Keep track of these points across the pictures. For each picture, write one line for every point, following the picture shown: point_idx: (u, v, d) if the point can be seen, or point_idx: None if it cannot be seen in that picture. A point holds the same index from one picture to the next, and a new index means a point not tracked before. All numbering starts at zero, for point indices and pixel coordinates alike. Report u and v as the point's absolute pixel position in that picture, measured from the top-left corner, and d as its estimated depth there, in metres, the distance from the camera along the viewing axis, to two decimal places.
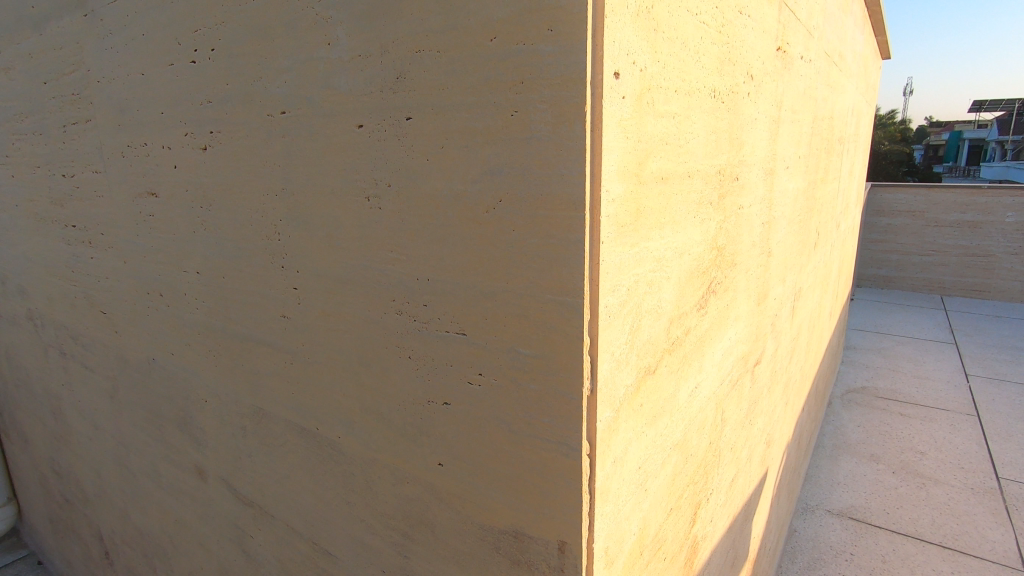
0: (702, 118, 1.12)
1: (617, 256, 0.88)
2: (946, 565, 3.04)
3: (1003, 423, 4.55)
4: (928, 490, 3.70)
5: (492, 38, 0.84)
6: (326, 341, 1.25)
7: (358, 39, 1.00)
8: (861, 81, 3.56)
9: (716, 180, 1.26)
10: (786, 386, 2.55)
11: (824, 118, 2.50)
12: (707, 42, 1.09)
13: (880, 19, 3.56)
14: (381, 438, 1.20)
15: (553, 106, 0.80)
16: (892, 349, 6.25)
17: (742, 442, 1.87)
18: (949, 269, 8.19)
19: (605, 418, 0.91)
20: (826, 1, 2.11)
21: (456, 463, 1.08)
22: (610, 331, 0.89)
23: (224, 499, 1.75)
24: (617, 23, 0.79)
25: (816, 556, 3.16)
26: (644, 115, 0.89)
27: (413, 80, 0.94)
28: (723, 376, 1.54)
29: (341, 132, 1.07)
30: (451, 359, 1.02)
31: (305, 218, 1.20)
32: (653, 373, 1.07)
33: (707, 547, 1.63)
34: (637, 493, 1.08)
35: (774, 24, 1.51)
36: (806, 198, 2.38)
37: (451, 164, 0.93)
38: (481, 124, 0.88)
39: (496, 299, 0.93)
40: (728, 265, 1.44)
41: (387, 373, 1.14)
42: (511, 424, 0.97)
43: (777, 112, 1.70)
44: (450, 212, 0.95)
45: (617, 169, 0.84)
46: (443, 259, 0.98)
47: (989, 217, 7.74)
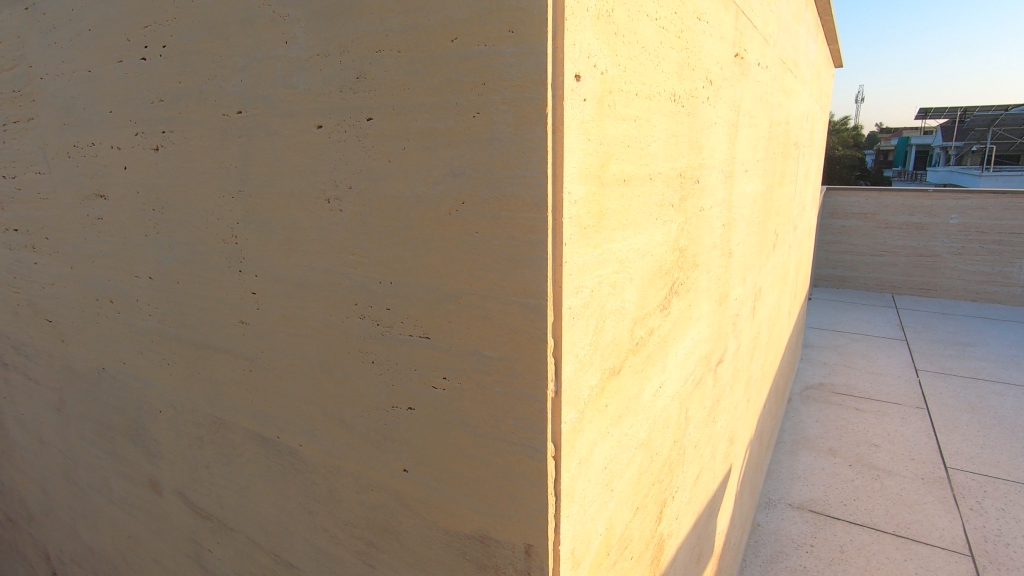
0: (662, 122, 1.14)
1: (580, 258, 0.88)
2: (899, 553, 3.16)
3: (950, 415, 4.77)
4: (882, 481, 3.85)
5: (453, 39, 0.83)
6: (287, 347, 1.21)
7: (316, 37, 0.98)
8: (815, 89, 3.68)
9: (677, 182, 1.28)
10: (748, 384, 2.61)
11: (780, 123, 2.57)
12: (667, 47, 1.11)
13: (833, 28, 3.69)
14: (344, 445, 1.17)
15: (515, 108, 0.80)
16: (847, 347, 6.49)
17: (706, 440, 1.91)
18: (899, 268, 8.55)
19: (571, 419, 0.91)
20: (780, 10, 2.18)
21: (421, 468, 1.06)
22: (574, 332, 0.89)
23: (180, 513, 1.69)
24: (577, 25, 0.79)
25: (778, 549, 3.24)
26: (606, 117, 0.90)
27: (374, 80, 0.92)
28: (687, 376, 1.57)
29: (300, 132, 1.05)
30: (415, 363, 1.01)
31: (263, 221, 1.17)
32: (618, 373, 1.08)
33: (673, 545, 1.66)
34: (603, 494, 1.08)
35: (731, 30, 1.55)
36: (765, 201, 2.45)
37: (413, 165, 0.92)
38: (442, 125, 0.87)
39: (459, 302, 0.93)
40: (690, 266, 1.47)
41: (350, 379, 1.12)
42: (476, 428, 0.96)
43: (735, 116, 1.74)
44: (412, 214, 0.94)
45: (579, 171, 0.84)
46: (406, 261, 0.97)
47: (934, 219, 8.15)
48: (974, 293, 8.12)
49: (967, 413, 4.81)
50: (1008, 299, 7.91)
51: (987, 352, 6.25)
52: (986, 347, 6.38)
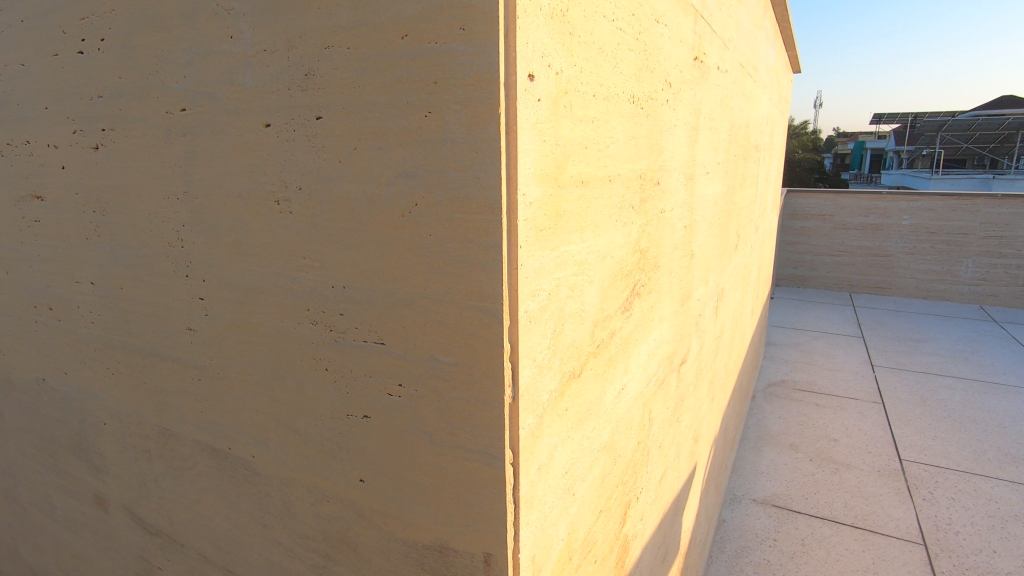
0: (621, 123, 1.14)
1: (537, 261, 0.86)
2: (858, 544, 3.26)
3: (904, 409, 4.95)
4: (841, 475, 3.96)
5: (403, 36, 0.81)
6: (237, 354, 1.16)
7: (263, 33, 0.94)
8: (775, 93, 3.77)
9: (637, 184, 1.28)
10: (712, 383, 2.65)
11: (741, 126, 2.62)
12: (625, 48, 1.11)
13: (790, 34, 3.79)
14: (298, 455, 1.13)
15: (467, 107, 0.78)
16: (808, 344, 6.68)
17: (670, 439, 1.92)
18: (856, 268, 8.85)
19: (529, 424, 0.90)
20: (739, 15, 2.21)
21: (378, 478, 1.03)
22: (531, 336, 0.87)
23: (127, 530, 1.61)
24: (530, 24, 0.77)
25: (743, 544, 3.30)
26: (561, 118, 0.89)
27: (322, 78, 0.89)
28: (650, 377, 1.57)
29: (247, 131, 1.01)
30: (370, 369, 0.98)
31: (210, 224, 1.12)
32: (578, 377, 1.07)
33: (638, 546, 1.66)
34: (564, 498, 1.07)
35: (690, 34, 1.56)
36: (726, 203, 2.49)
37: (364, 166, 0.89)
38: (393, 125, 0.84)
39: (414, 307, 0.90)
40: (652, 268, 1.48)
41: (303, 388, 1.08)
42: (433, 435, 0.94)
43: (695, 119, 1.76)
44: (364, 216, 0.91)
45: (534, 172, 0.82)
46: (359, 265, 0.94)
47: (888, 220, 8.47)
48: (926, 291, 8.46)
49: (920, 406, 5.00)
50: (957, 296, 8.28)
51: (938, 347, 6.52)
52: (937, 343, 6.66)
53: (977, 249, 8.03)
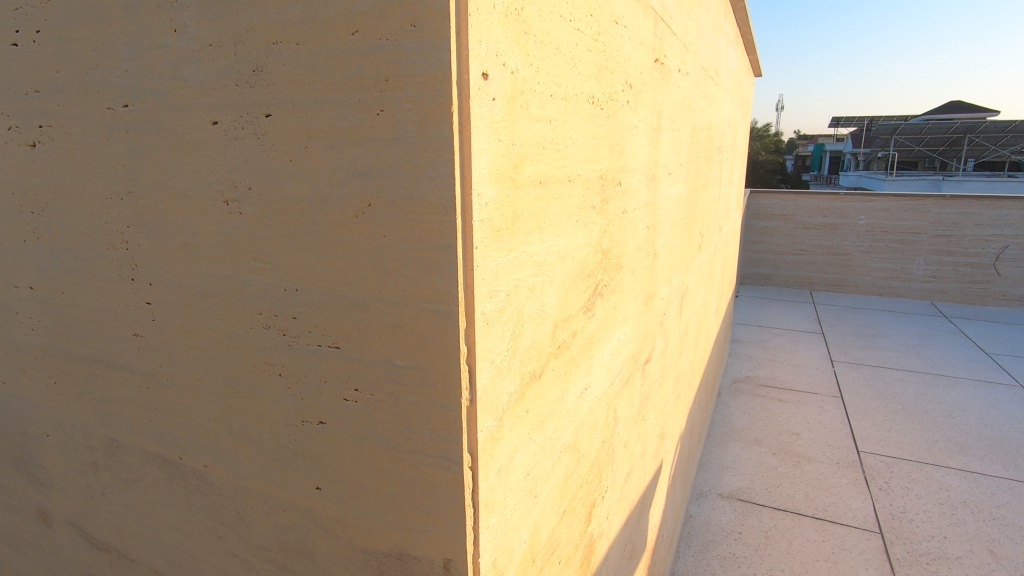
0: (580, 124, 1.14)
1: (493, 262, 0.85)
2: (818, 535, 3.35)
3: (861, 402, 5.13)
4: (802, 467, 4.08)
5: (353, 32, 0.79)
6: (186, 361, 1.12)
7: (208, 27, 0.90)
8: (736, 96, 3.84)
9: (598, 185, 1.29)
10: (677, 381, 2.68)
11: (703, 128, 2.66)
12: (583, 49, 1.11)
13: (750, 39, 3.88)
14: (252, 464, 1.10)
15: (419, 105, 0.76)
16: (771, 341, 6.85)
17: (635, 437, 1.94)
18: (816, 266, 9.13)
19: (487, 427, 0.88)
20: (699, 18, 2.25)
21: (334, 485, 1.01)
22: (489, 338, 0.86)
23: (73, 545, 1.53)
24: (483, 22, 0.76)
25: (709, 538, 3.36)
26: (517, 118, 0.88)
27: (271, 74, 0.86)
28: (613, 376, 1.58)
29: (193, 128, 0.97)
30: (325, 375, 0.95)
31: (156, 225, 1.07)
32: (539, 378, 1.07)
33: (604, 544, 1.67)
34: (526, 500, 1.06)
35: (650, 36, 1.58)
36: (689, 203, 2.52)
37: (315, 166, 0.86)
38: (344, 123, 0.82)
39: (368, 309, 0.88)
40: (614, 267, 1.49)
41: (256, 394, 1.04)
42: (390, 440, 0.92)
43: (657, 120, 1.78)
44: (317, 216, 0.88)
45: (490, 172, 0.81)
46: (312, 267, 0.91)
47: (846, 220, 8.76)
48: (881, 288, 8.79)
49: (875, 399, 5.19)
50: (910, 293, 8.62)
51: (892, 342, 6.77)
52: (891, 338, 6.92)
53: (928, 248, 8.38)
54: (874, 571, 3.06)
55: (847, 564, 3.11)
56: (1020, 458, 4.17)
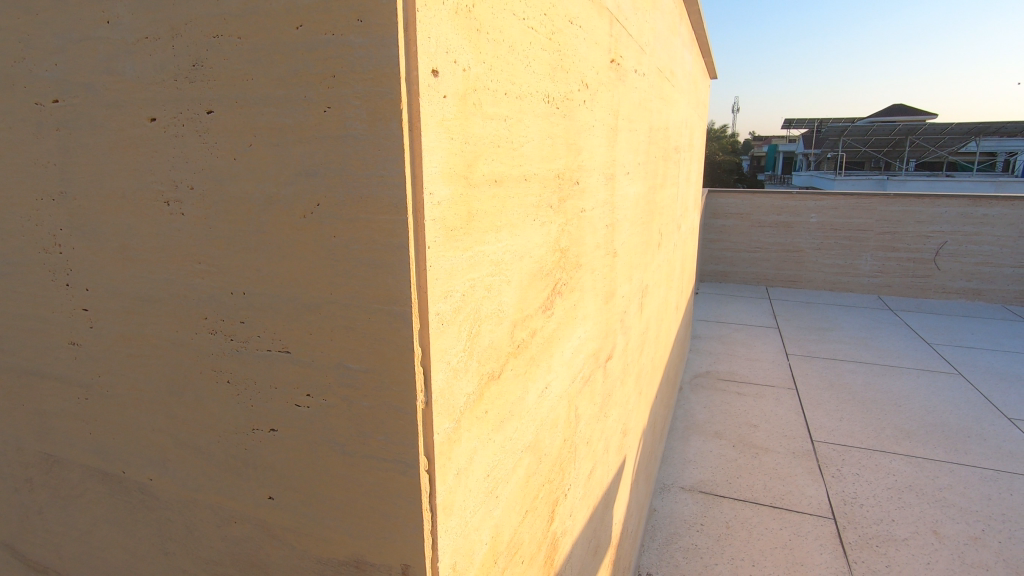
0: (536, 123, 1.13)
1: (448, 262, 0.84)
2: (776, 523, 3.46)
3: (815, 393, 5.32)
4: (760, 458, 4.21)
5: (298, 26, 0.77)
6: (128, 369, 1.07)
7: (143, 18, 0.86)
8: (693, 97, 3.92)
9: (555, 184, 1.29)
10: (639, 377, 2.72)
11: (660, 129, 2.71)
12: (537, 48, 1.11)
13: (705, 42, 3.98)
14: (200, 476, 1.06)
15: (368, 103, 0.74)
16: (730, 336, 7.04)
17: (598, 434, 1.96)
18: (771, 263, 9.43)
19: (445, 429, 0.87)
20: (654, 20, 2.29)
21: (288, 494, 0.98)
22: (444, 339, 0.85)
23: (7, 569, 1.44)
24: (432, 18, 0.75)
25: (672, 531, 3.42)
26: (470, 116, 0.87)
27: (212, 69, 0.83)
28: (575, 374, 1.59)
29: (129, 125, 0.92)
30: (276, 381, 0.93)
31: (91, 228, 1.01)
32: (498, 378, 1.06)
33: (567, 542, 1.67)
34: (486, 502, 1.05)
35: (606, 37, 1.59)
36: (647, 202, 2.57)
37: (260, 165, 0.83)
38: (290, 121, 0.80)
39: (320, 312, 0.86)
40: (573, 266, 1.49)
41: (203, 402, 1.00)
42: (345, 446, 0.90)
43: (614, 120, 1.80)
44: (263, 217, 0.85)
45: (442, 171, 0.80)
46: (260, 270, 0.88)
47: (798, 218, 9.09)
48: (832, 283, 9.14)
49: (828, 390, 5.39)
50: (858, 287, 9.00)
51: (842, 335, 7.05)
52: (842, 331, 7.21)
53: (874, 244, 8.77)
54: (829, 555, 3.18)
55: (803, 550, 3.22)
56: (960, 442, 4.41)
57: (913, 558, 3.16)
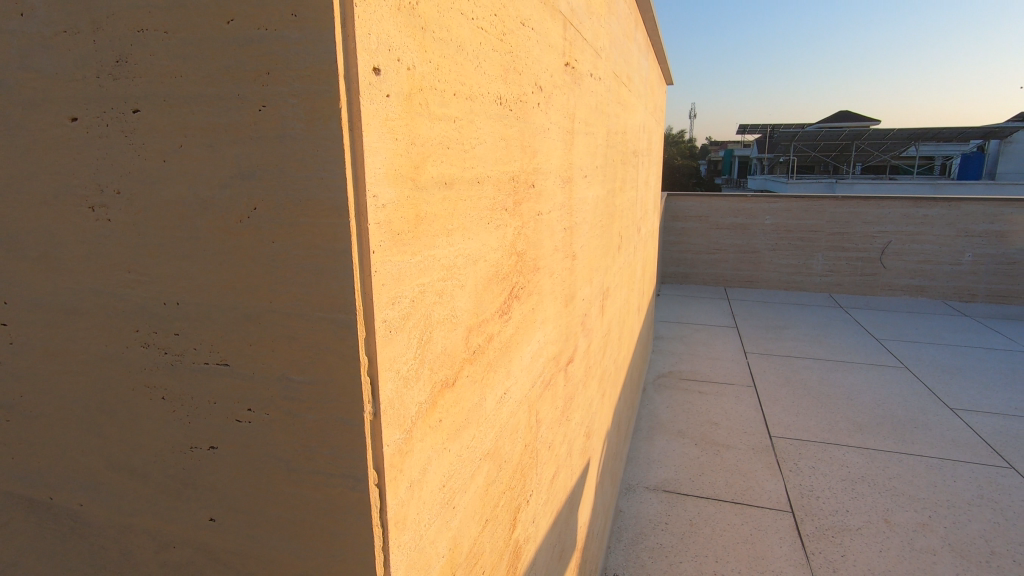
0: (487, 125, 1.12)
1: (395, 267, 0.81)
2: (738, 518, 3.53)
3: (772, 389, 5.48)
4: (721, 455, 4.29)
5: (229, 21, 0.73)
6: (53, 387, 0.99)
7: (62, 10, 0.80)
8: (650, 101, 3.98)
9: (510, 187, 1.27)
10: (601, 379, 2.74)
11: (618, 132, 2.74)
12: (487, 48, 1.09)
13: (660, 48, 4.05)
14: (135, 498, 0.99)
15: (306, 101, 0.71)
16: (691, 336, 7.18)
17: (560, 438, 1.95)
18: (729, 264, 9.67)
19: (395, 441, 0.83)
20: (610, 25, 2.31)
21: (230, 515, 0.93)
22: (393, 346, 0.81)
23: None
24: (374, 14, 0.72)
25: (638, 531, 3.44)
26: (417, 117, 0.84)
27: (137, 65, 0.78)
28: (534, 379, 1.57)
29: (48, 126, 0.86)
30: (214, 395, 0.88)
31: (6, 234, 0.93)
32: (452, 386, 1.03)
33: (531, 548, 1.66)
34: (443, 513, 1.02)
35: (560, 41, 1.59)
36: (606, 205, 2.58)
37: (192, 166, 0.79)
38: (223, 120, 0.76)
39: (260, 322, 0.82)
40: (531, 269, 1.48)
41: (137, 420, 0.94)
42: (291, 461, 0.86)
43: (570, 124, 1.80)
44: (197, 222, 0.81)
45: (387, 173, 0.77)
46: (194, 278, 0.83)
47: (754, 220, 9.36)
48: (786, 283, 9.45)
49: (785, 386, 5.56)
50: (811, 286, 9.32)
51: (797, 332, 7.29)
52: (797, 329, 7.45)
53: (825, 244, 9.12)
54: (788, 548, 3.25)
55: (763, 544, 3.29)
56: (908, 433, 4.61)
57: (867, 546, 3.27)
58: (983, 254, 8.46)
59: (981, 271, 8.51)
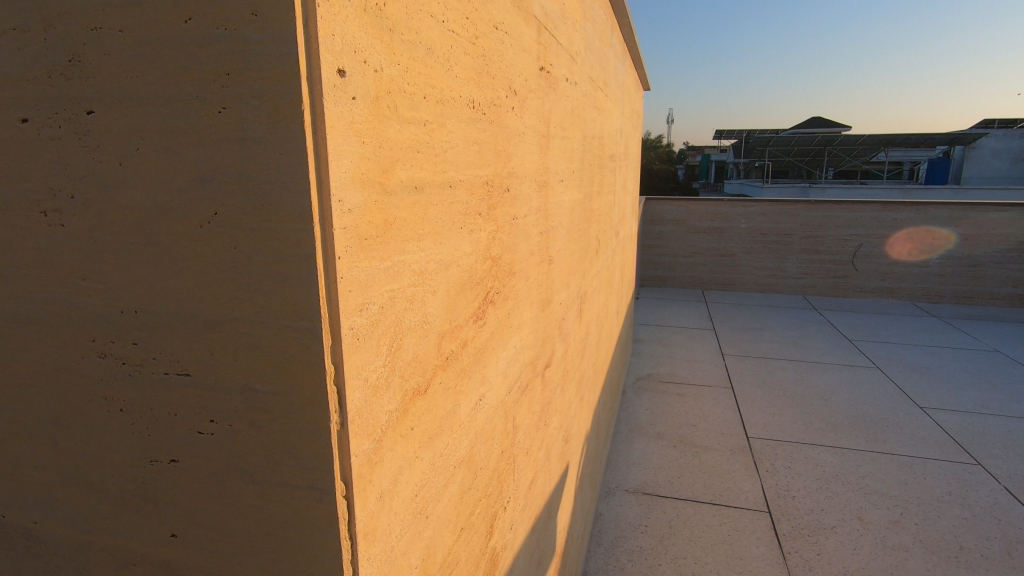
0: (460, 129, 1.11)
1: (363, 273, 0.79)
2: (716, 519, 3.56)
3: (749, 391, 5.55)
4: (699, 456, 4.33)
5: (186, 20, 0.71)
6: (4, 400, 0.95)
7: (9, 7, 0.77)
8: (626, 106, 4.01)
9: (483, 192, 1.26)
10: (580, 382, 2.74)
11: (594, 137, 2.75)
12: (459, 52, 1.08)
13: (636, 54, 4.09)
14: (93, 515, 0.95)
15: (267, 103, 0.70)
16: (669, 338, 7.25)
17: (538, 443, 1.94)
18: (706, 267, 9.80)
19: (364, 451, 0.81)
20: (585, 31, 2.32)
21: (192, 530, 0.90)
22: (361, 354, 0.79)
23: None
24: (339, 14, 0.70)
25: (618, 534, 3.45)
26: (384, 120, 0.83)
27: (91, 65, 0.75)
28: (510, 384, 1.55)
29: None
30: (174, 407, 0.85)
31: None
32: (424, 393, 1.01)
33: (508, 555, 1.64)
34: (415, 523, 1.00)
35: (534, 45, 1.59)
36: (583, 209, 2.59)
37: (149, 170, 0.76)
38: (181, 122, 0.73)
39: (222, 330, 0.79)
40: (505, 274, 1.47)
41: (94, 433, 0.91)
42: (255, 474, 0.84)
43: (545, 128, 1.79)
44: (156, 227, 0.78)
45: (353, 177, 0.75)
46: (153, 286, 0.80)
47: (730, 224, 9.52)
48: (762, 285, 9.60)
49: (761, 388, 5.64)
50: (786, 289, 9.48)
51: (773, 334, 7.40)
52: (772, 331, 7.57)
53: (799, 247, 9.30)
54: (764, 547, 3.29)
55: (741, 544, 3.32)
56: (880, 431, 4.71)
57: (842, 544, 3.32)
58: (949, 256, 8.72)
59: (948, 273, 8.76)
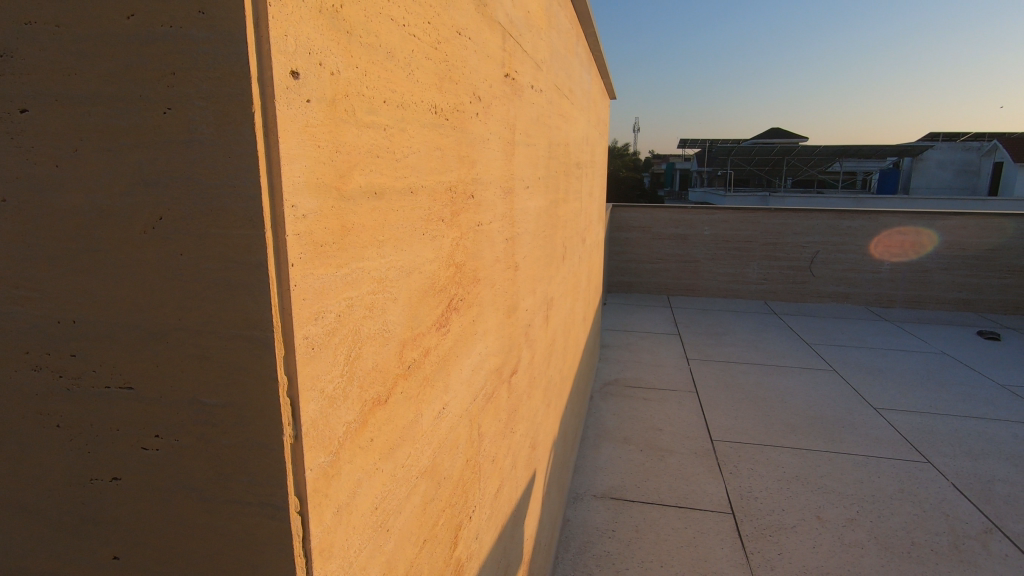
0: (421, 134, 1.09)
1: (318, 281, 0.76)
2: (681, 522, 3.61)
3: (713, 394, 5.67)
4: (665, 460, 4.39)
5: (129, 16, 0.68)
6: None
7: None
8: (592, 114, 4.07)
9: (446, 197, 1.25)
10: (546, 389, 2.74)
11: (560, 144, 2.77)
12: (420, 56, 1.07)
13: (602, 63, 4.15)
14: (26, 538, 0.89)
15: (215, 104, 0.67)
16: (636, 343, 7.35)
17: (504, 451, 1.92)
18: (671, 273, 9.97)
19: (319, 464, 0.78)
20: (550, 38, 2.34)
21: (136, 551, 0.85)
22: (316, 364, 0.77)
23: None
24: (292, 15, 0.68)
25: (585, 540, 3.45)
26: (341, 123, 0.81)
27: (24, 61, 0.71)
28: (475, 392, 1.54)
29: None
30: (116, 421, 0.81)
31: None
32: (384, 403, 0.99)
33: (473, 565, 1.62)
34: (375, 537, 0.98)
35: (498, 52, 1.59)
36: (549, 216, 2.60)
37: (89, 172, 0.72)
38: (123, 122, 0.70)
39: (168, 340, 0.76)
40: (469, 281, 1.45)
41: (27, 452, 0.85)
42: (204, 490, 0.80)
43: (510, 135, 1.79)
44: (96, 232, 0.74)
45: (307, 182, 0.73)
46: (92, 294, 0.76)
47: (693, 230, 9.75)
48: (725, 291, 9.82)
49: (725, 391, 5.76)
50: (748, 294, 9.72)
51: (736, 339, 7.58)
52: (735, 335, 7.74)
53: (759, 254, 9.56)
54: (728, 548, 3.35)
55: (705, 546, 3.37)
56: (837, 432, 4.86)
57: (801, 543, 3.41)
58: (899, 263, 9.11)
59: (899, 279, 9.15)
